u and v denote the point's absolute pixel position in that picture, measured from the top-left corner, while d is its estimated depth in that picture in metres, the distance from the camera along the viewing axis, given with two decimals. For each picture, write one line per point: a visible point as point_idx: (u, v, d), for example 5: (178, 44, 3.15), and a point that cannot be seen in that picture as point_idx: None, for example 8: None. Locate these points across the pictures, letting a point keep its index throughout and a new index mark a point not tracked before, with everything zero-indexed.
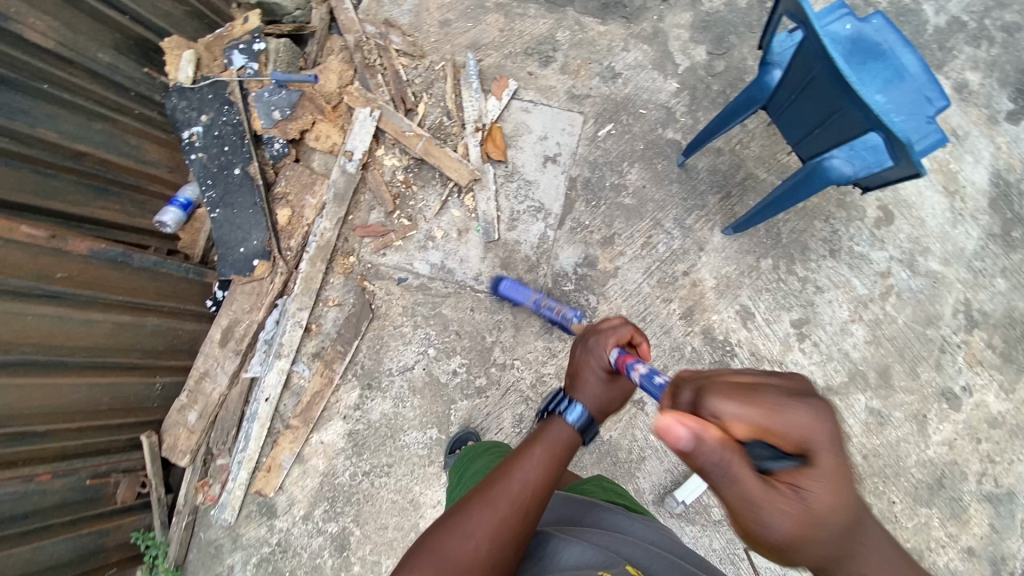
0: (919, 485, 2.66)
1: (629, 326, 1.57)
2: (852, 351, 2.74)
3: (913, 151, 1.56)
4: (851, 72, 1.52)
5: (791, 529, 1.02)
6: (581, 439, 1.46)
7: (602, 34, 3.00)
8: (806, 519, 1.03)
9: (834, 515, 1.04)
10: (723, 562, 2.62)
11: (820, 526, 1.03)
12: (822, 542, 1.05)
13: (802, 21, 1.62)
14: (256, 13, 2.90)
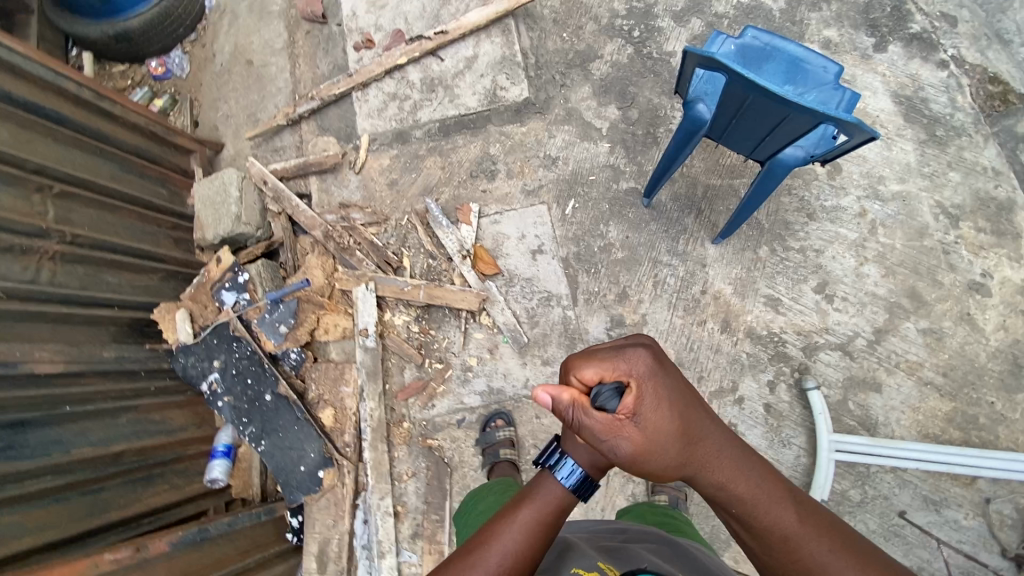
0: (1004, 376, 2.76)
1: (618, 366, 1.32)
2: (876, 290, 2.91)
3: (865, 124, 1.83)
4: (786, 92, 1.80)
5: (634, 449, 1.32)
6: (570, 500, 1.46)
7: (526, 133, 3.29)
8: (646, 442, 1.32)
9: (671, 436, 1.33)
10: (887, 538, 2.59)
11: (656, 444, 1.32)
12: (665, 460, 1.34)
13: (721, 69, 1.91)
14: (226, 249, 3.03)
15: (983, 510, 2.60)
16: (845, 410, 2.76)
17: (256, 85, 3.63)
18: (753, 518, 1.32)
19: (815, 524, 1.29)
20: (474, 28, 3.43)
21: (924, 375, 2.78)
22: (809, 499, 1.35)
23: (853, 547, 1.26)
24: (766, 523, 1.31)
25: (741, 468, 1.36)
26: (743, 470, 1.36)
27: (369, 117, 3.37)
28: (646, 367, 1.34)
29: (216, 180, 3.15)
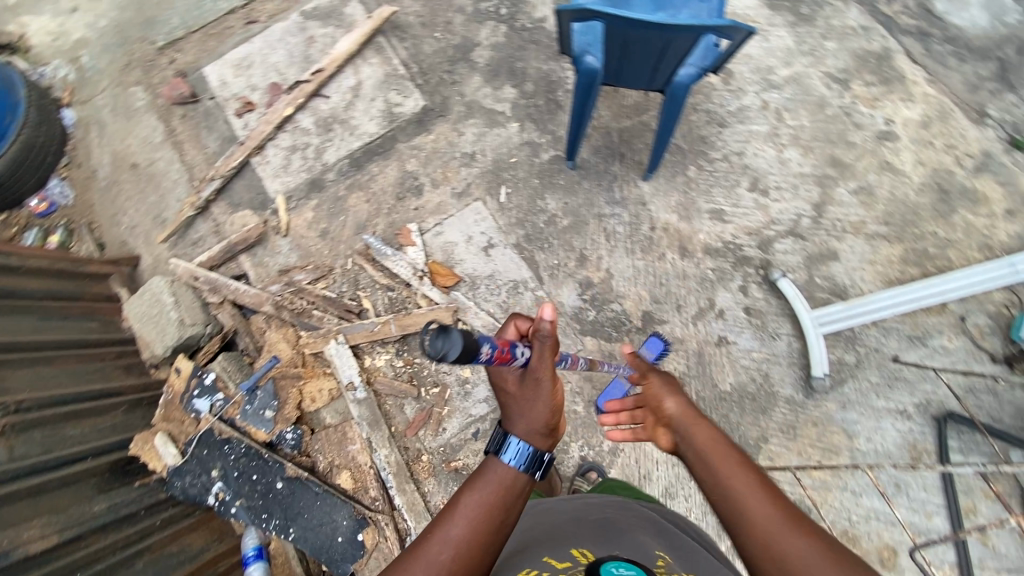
0: (936, 205, 2.97)
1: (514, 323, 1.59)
2: (803, 169, 3.06)
3: (739, 26, 1.96)
4: (661, 20, 1.91)
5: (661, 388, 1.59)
6: (522, 476, 1.37)
7: (435, 139, 3.28)
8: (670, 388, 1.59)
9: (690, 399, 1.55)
10: (892, 384, 2.74)
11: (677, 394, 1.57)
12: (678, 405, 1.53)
13: (598, 16, 2.00)
14: (181, 356, 2.91)
15: (962, 329, 2.79)
16: (816, 286, 2.90)
17: (150, 186, 3.45)
18: (727, 484, 1.28)
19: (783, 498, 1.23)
20: (348, 57, 3.38)
21: (870, 229, 2.95)
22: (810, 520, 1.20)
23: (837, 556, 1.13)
24: (737, 492, 1.26)
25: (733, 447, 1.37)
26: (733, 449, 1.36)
27: (277, 177, 3.27)
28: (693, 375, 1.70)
29: (145, 293, 3.02)
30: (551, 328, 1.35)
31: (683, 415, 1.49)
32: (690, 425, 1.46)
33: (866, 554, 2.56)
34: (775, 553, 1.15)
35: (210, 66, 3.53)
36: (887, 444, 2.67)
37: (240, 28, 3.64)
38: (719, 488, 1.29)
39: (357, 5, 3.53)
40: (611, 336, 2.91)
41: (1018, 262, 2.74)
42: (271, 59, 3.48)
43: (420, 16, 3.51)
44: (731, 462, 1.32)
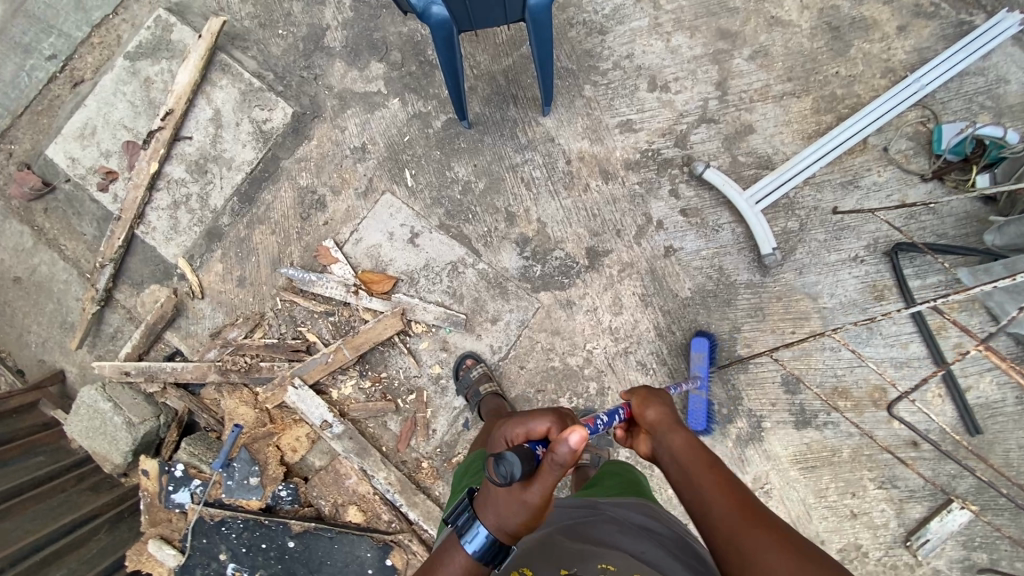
0: (832, 45, 2.89)
1: (547, 417, 1.45)
2: (696, 52, 2.93)
3: None
4: None
5: (645, 401, 1.68)
6: (480, 562, 1.36)
7: (319, 144, 3.03)
8: (654, 402, 1.67)
9: (671, 416, 1.62)
10: (840, 235, 2.75)
11: (660, 407, 1.64)
12: (657, 414, 1.63)
13: None
14: (143, 458, 2.69)
15: (888, 160, 2.78)
16: (742, 165, 2.84)
17: (43, 294, 3.15)
18: (693, 486, 1.39)
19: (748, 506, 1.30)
20: (194, 88, 3.04)
21: (778, 90, 2.87)
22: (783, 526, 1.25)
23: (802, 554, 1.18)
24: (701, 494, 1.36)
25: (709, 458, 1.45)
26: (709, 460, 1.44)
27: (170, 240, 3.01)
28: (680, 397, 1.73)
29: (81, 408, 2.79)
30: (569, 457, 1.23)
31: (661, 422, 1.59)
32: (666, 433, 1.55)
33: (859, 401, 2.65)
34: (741, 548, 1.21)
35: (52, 147, 3.14)
36: (850, 293, 2.71)
37: (68, 93, 3.24)
38: (692, 492, 1.39)
39: (183, 27, 3.15)
40: (563, 283, 2.84)
41: (918, 79, 2.74)
42: (113, 117, 3.11)
43: (256, 17, 3.17)
44: (702, 468, 1.41)
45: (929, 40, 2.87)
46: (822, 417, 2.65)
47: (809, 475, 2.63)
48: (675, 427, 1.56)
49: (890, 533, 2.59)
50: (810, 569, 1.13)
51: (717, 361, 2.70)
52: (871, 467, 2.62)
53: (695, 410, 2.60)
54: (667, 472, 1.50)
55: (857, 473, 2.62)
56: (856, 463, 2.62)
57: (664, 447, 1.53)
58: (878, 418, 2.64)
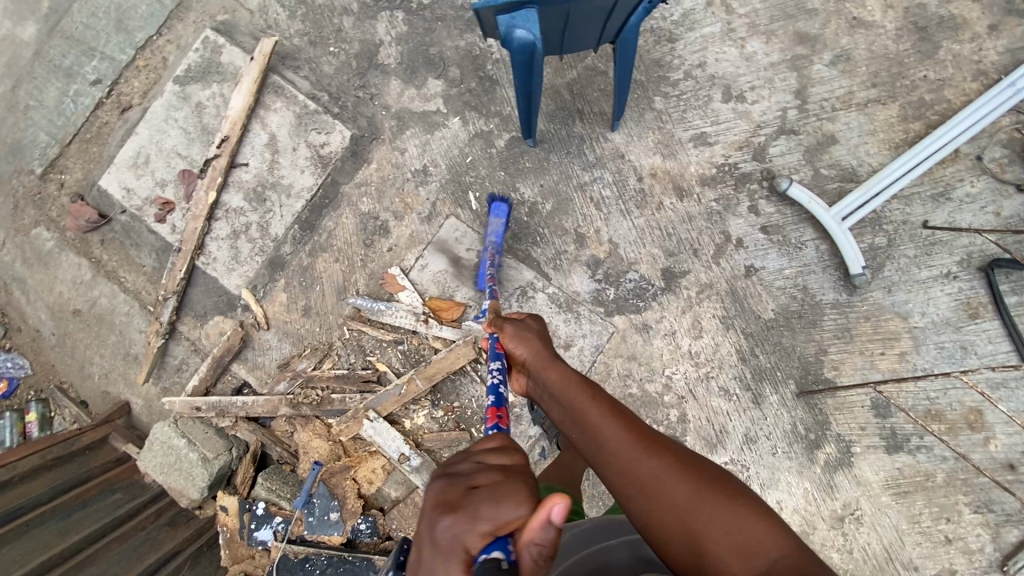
0: (919, 47, 2.73)
1: (513, 508, 0.87)
2: (772, 60, 2.79)
3: None
4: None
5: (520, 340, 1.60)
6: None
7: (379, 167, 2.93)
8: (524, 338, 1.60)
9: (543, 353, 1.55)
10: (931, 250, 2.62)
11: (531, 346, 1.58)
12: (528, 350, 1.57)
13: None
14: (221, 495, 2.75)
15: (981, 169, 2.64)
16: (825, 179, 2.71)
17: (105, 327, 3.10)
18: (584, 426, 1.29)
19: (641, 435, 1.22)
20: (248, 113, 2.94)
21: (861, 98, 2.73)
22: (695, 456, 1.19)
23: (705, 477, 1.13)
24: (592, 432, 1.26)
25: (587, 392, 1.35)
26: (587, 393, 1.35)
27: (232, 270, 2.95)
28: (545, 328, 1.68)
29: (154, 445, 2.78)
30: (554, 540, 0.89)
31: (535, 360, 1.54)
32: (542, 372, 1.49)
33: (954, 424, 2.56)
34: (638, 477, 1.15)
35: (105, 177, 3.07)
36: (942, 311, 2.60)
37: (117, 119, 3.16)
38: (580, 426, 1.29)
39: (233, 49, 3.05)
40: (639, 307, 2.74)
41: (1018, 81, 2.55)
42: (167, 144, 3.03)
43: (306, 35, 3.05)
44: (583, 398, 1.33)
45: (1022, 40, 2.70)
46: (914, 441, 2.57)
47: (902, 500, 2.56)
48: (550, 361, 1.50)
49: (987, 559, 2.51)
50: (701, 481, 1.12)
51: (802, 386, 2.63)
52: (966, 491, 2.54)
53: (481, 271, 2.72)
54: (551, 409, 1.42)
55: (952, 498, 2.54)
56: (950, 488, 2.55)
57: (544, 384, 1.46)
58: (974, 441, 2.55)
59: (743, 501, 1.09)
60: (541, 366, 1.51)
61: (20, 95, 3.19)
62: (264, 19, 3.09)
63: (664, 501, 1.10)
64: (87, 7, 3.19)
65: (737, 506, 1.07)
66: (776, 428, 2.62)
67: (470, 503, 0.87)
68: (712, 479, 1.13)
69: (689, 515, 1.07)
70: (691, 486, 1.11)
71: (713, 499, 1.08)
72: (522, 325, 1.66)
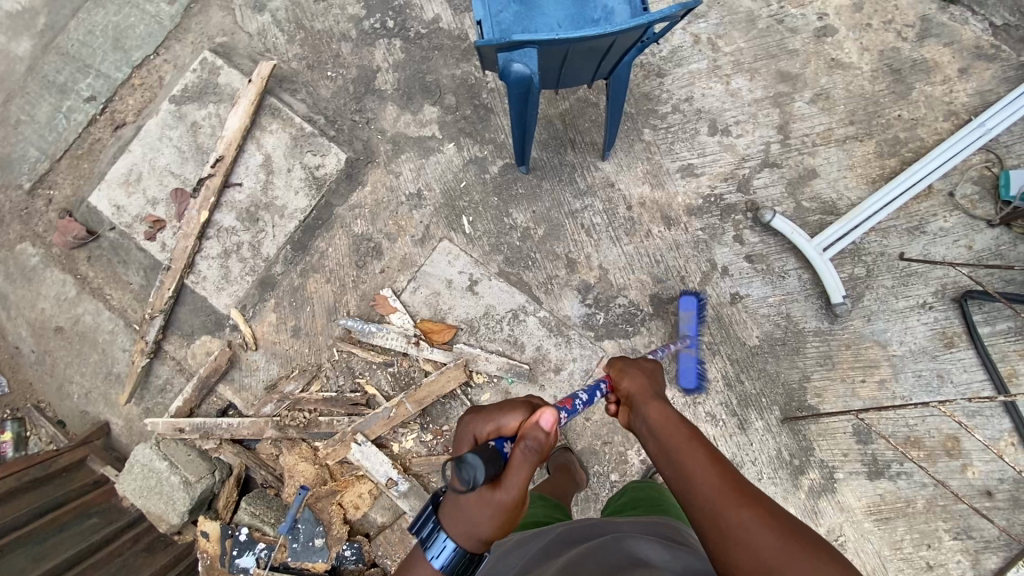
0: (893, 88, 2.88)
1: (513, 414, 1.37)
2: (756, 97, 2.91)
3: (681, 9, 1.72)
4: (602, 31, 1.72)
5: (633, 381, 1.71)
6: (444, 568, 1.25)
7: (374, 190, 2.97)
8: (643, 377, 1.73)
9: (653, 393, 1.64)
10: (907, 281, 2.73)
11: (642, 386, 1.68)
12: (637, 386, 1.68)
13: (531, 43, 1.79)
14: (202, 521, 2.70)
15: (954, 205, 2.77)
16: (807, 211, 2.81)
17: (87, 345, 3.04)
18: (679, 460, 1.33)
19: (735, 484, 1.22)
20: (244, 133, 2.97)
21: (840, 135, 2.85)
22: (790, 516, 1.15)
23: (793, 533, 1.10)
24: (685, 468, 1.30)
25: (686, 432, 1.40)
26: (685, 433, 1.39)
27: (222, 290, 2.93)
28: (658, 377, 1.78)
29: (134, 467, 2.73)
30: (543, 441, 1.24)
31: (641, 396, 1.63)
32: (646, 407, 1.56)
33: (932, 451, 2.63)
34: (721, 517, 1.15)
35: (95, 194, 3.05)
36: (919, 340, 2.69)
37: (109, 136, 3.15)
38: (673, 462, 1.33)
39: (230, 71, 3.09)
40: (628, 332, 2.78)
41: (986, 122, 2.70)
42: (160, 162, 3.03)
43: (304, 59, 3.10)
44: (682, 437, 1.39)
45: (990, 83, 2.86)
46: (895, 467, 2.63)
47: (883, 526, 2.60)
48: (653, 400, 1.58)
49: None
50: (789, 537, 1.08)
51: (787, 412, 2.68)
52: (946, 518, 2.59)
53: (684, 368, 2.66)
54: (648, 444, 1.48)
55: (932, 524, 2.59)
56: (930, 514, 2.60)
57: (643, 419, 1.53)
58: (952, 468, 2.62)
59: (839, 567, 1.02)
60: (647, 401, 1.60)
61: (11, 110, 3.17)
62: (263, 43, 3.13)
63: (746, 545, 1.08)
64: (83, 24, 3.20)
65: (817, 565, 1.02)
66: (762, 453, 2.66)
67: (491, 410, 1.41)
68: (803, 536, 1.09)
69: (772, 562, 1.05)
70: (778, 538, 1.08)
71: (802, 556, 1.04)
72: (631, 364, 1.82)
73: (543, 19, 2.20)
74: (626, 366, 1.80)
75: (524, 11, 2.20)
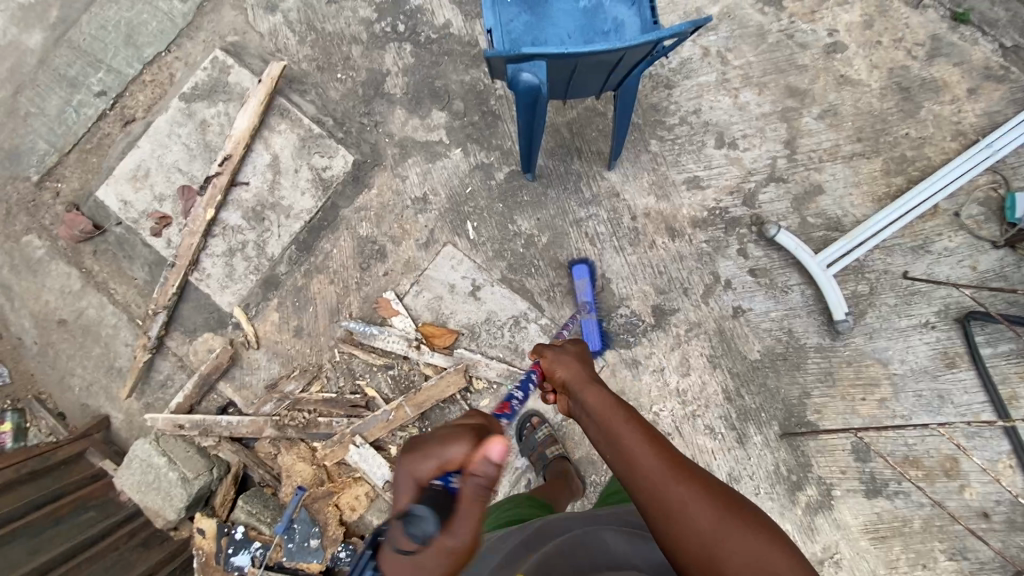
0: (901, 106, 2.88)
1: (452, 442, 1.25)
2: (763, 111, 2.91)
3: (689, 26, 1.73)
4: (611, 46, 1.74)
5: (567, 367, 1.70)
6: None
7: (380, 193, 2.98)
8: (577, 362, 1.73)
9: (586, 377, 1.66)
10: (910, 300, 2.72)
11: (578, 372, 1.67)
12: (571, 371, 1.68)
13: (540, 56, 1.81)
14: (199, 518, 2.70)
15: (959, 225, 2.77)
16: (811, 227, 2.81)
17: (90, 338, 3.06)
18: (619, 444, 1.39)
19: (671, 461, 1.31)
20: (253, 133, 2.98)
21: (846, 152, 2.85)
22: (721, 488, 1.27)
23: (729, 507, 1.22)
24: (625, 451, 1.36)
25: (621, 415, 1.46)
26: (621, 417, 1.45)
27: (225, 288, 2.94)
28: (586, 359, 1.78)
29: (133, 462, 2.72)
30: (490, 477, 1.20)
31: (577, 382, 1.64)
32: (583, 394, 1.58)
33: (931, 471, 2.62)
34: (664, 499, 1.24)
35: (103, 188, 3.07)
36: (921, 360, 2.69)
37: (118, 131, 3.17)
38: (613, 447, 1.40)
39: (241, 70, 3.10)
40: (629, 342, 2.78)
41: (994, 144, 2.70)
42: (168, 159, 3.05)
43: (314, 60, 3.12)
44: (619, 421, 1.44)
45: (998, 104, 2.86)
46: (892, 486, 2.62)
47: (879, 545, 2.60)
48: (588, 383, 1.61)
49: None
50: (720, 507, 1.21)
51: (786, 427, 2.68)
52: (942, 538, 2.59)
53: (589, 333, 2.77)
54: (588, 430, 1.53)
55: (929, 544, 2.59)
56: (927, 534, 2.59)
57: (581, 404, 1.57)
58: (950, 488, 2.61)
59: (757, 528, 1.19)
60: (581, 386, 1.61)
61: (22, 102, 3.19)
62: (274, 43, 3.15)
63: (687, 523, 1.20)
64: (97, 19, 3.22)
65: (752, 537, 1.17)
66: (759, 468, 2.66)
67: (429, 441, 1.27)
68: (730, 501, 1.24)
69: (711, 538, 1.17)
70: (713, 511, 1.20)
71: (731, 525, 1.18)
72: (560, 351, 1.80)
73: (553, 29, 2.22)
74: (558, 353, 1.78)
75: (535, 21, 2.21)
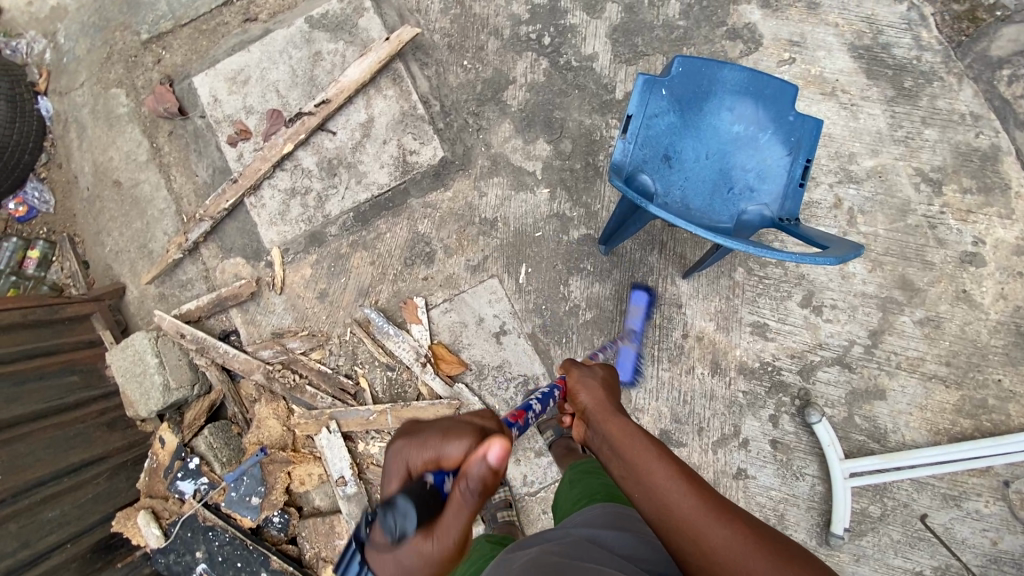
0: (1008, 350, 2.62)
1: (457, 438, 1.28)
2: (865, 290, 2.68)
3: (833, 259, 1.65)
4: (749, 247, 1.63)
5: (590, 399, 1.76)
6: None
7: (453, 197, 2.87)
8: (603, 393, 1.79)
9: (611, 408, 1.70)
10: (914, 544, 2.56)
11: (604, 403, 1.73)
12: (593, 401, 1.75)
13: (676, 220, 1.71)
14: (165, 428, 2.79)
15: (1002, 495, 2.56)
16: (854, 426, 2.63)
17: (135, 211, 3.08)
18: (646, 481, 1.39)
19: (697, 494, 1.30)
20: (360, 87, 2.87)
21: (927, 370, 2.63)
22: (768, 527, 1.22)
23: (777, 549, 1.17)
24: (653, 487, 1.36)
25: (646, 450, 1.46)
26: (647, 451, 1.46)
27: (273, 224, 2.91)
28: (612, 391, 1.84)
29: (128, 347, 2.78)
30: (484, 477, 1.17)
31: (599, 414, 1.69)
32: (603, 425, 1.64)
33: None
34: (701, 541, 1.21)
35: (200, 76, 3.01)
36: None
37: (236, 25, 3.08)
38: (644, 487, 1.39)
39: (374, 16, 2.96)
40: None
41: None
42: (271, 75, 2.96)
43: (448, 36, 2.95)
44: (646, 454, 1.44)
45: None
46: None
47: None
48: (612, 416, 1.65)
49: None
50: (769, 551, 1.16)
51: None
52: None
53: (623, 361, 2.68)
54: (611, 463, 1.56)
55: None
56: None
57: (605, 439, 1.60)
58: None
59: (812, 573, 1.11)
60: (605, 418, 1.66)
61: None
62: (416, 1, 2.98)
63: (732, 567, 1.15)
64: None
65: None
66: None
67: (431, 434, 1.32)
68: (782, 549, 1.17)
69: None
70: (763, 559, 1.14)
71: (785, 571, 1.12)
72: (583, 375, 1.88)
73: (693, 143, 2.03)
74: (584, 380, 1.85)
75: (680, 127, 2.02)
